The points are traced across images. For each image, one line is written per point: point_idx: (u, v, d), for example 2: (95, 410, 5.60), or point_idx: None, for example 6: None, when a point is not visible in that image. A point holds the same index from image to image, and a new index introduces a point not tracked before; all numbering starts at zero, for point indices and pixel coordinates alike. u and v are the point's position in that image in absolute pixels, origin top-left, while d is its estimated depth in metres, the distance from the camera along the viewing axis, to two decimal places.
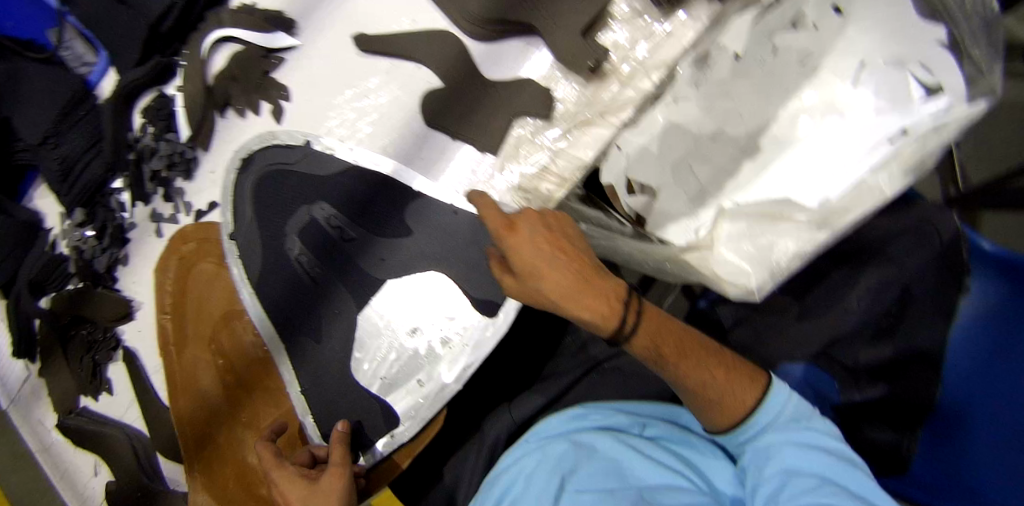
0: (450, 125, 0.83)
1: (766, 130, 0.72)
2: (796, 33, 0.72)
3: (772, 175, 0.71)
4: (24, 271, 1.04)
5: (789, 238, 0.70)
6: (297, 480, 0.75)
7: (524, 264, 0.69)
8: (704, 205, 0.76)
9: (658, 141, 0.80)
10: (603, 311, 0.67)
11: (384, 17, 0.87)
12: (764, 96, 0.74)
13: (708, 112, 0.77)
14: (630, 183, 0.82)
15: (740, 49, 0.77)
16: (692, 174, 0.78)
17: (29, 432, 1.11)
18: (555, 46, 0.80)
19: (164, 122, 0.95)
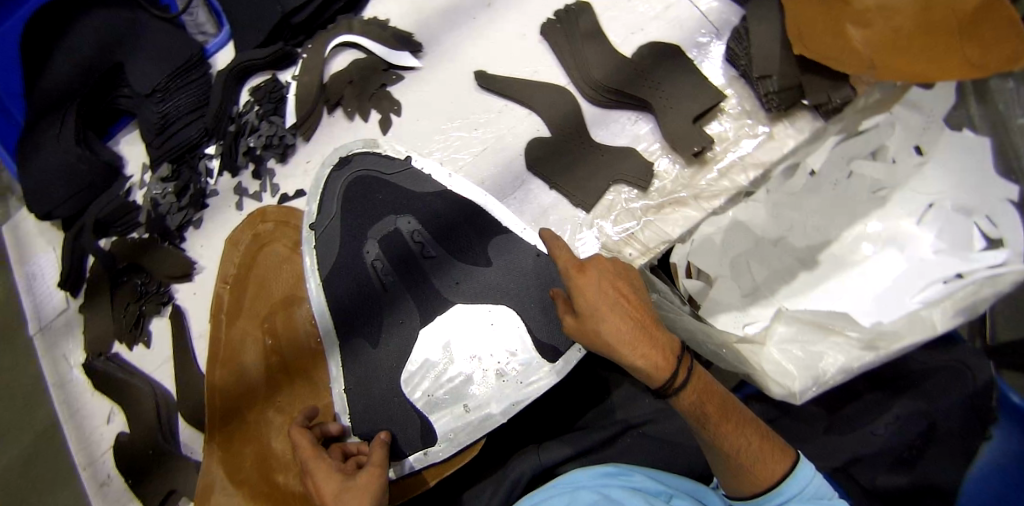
0: (551, 175, 0.87)
1: (826, 248, 0.90)
2: (875, 164, 0.86)
3: (822, 288, 0.88)
4: (97, 208, 1.06)
5: (836, 351, 0.77)
6: (331, 471, 0.74)
7: (586, 302, 0.68)
8: (757, 303, 0.88)
9: (724, 233, 0.86)
10: (658, 361, 0.65)
11: (508, 63, 0.93)
12: (835, 216, 0.90)
13: (775, 219, 0.88)
14: (689, 267, 0.86)
15: (818, 167, 0.85)
16: (749, 271, 0.88)
17: (50, 365, 1.10)
18: (666, 127, 0.86)
19: (272, 106, 1.00)
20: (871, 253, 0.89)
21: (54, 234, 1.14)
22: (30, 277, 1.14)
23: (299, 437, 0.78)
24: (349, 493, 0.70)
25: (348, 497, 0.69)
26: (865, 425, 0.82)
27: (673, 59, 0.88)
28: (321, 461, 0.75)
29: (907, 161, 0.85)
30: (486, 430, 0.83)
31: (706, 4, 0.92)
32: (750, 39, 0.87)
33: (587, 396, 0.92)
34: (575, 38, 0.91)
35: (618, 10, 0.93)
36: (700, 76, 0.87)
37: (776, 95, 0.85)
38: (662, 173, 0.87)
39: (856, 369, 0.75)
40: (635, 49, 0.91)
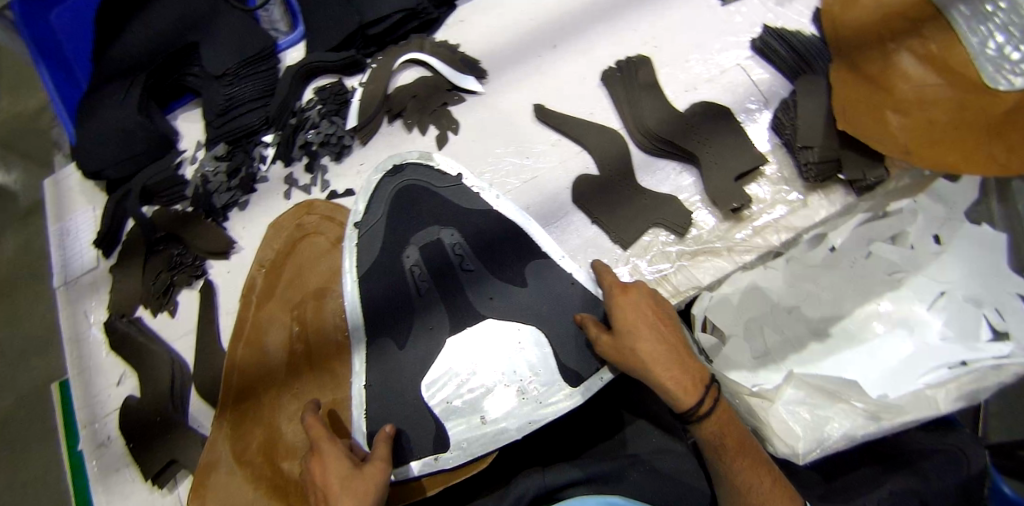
0: (595, 210, 0.92)
1: (838, 322, 0.92)
2: (895, 248, 0.91)
3: (833, 360, 0.90)
4: (146, 175, 1.09)
5: (842, 417, 0.80)
6: (341, 458, 0.74)
7: (626, 322, 0.76)
8: (766, 367, 0.89)
9: (741, 295, 0.89)
10: (686, 384, 0.71)
11: (567, 102, 0.99)
12: (854, 291, 0.93)
13: (792, 289, 0.90)
14: (704, 321, 0.87)
15: (839, 243, 0.89)
16: (762, 334, 0.90)
17: (68, 319, 1.11)
18: (709, 182, 0.91)
19: (335, 106, 1.04)
20: (883, 331, 0.91)
21: (95, 193, 1.17)
22: (61, 230, 1.16)
23: (314, 421, 0.79)
24: (355, 483, 0.71)
25: (353, 487, 0.71)
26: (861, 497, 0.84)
27: (721, 120, 0.94)
28: (331, 448, 0.76)
29: (926, 249, 0.91)
30: (498, 444, 0.85)
31: (757, 75, 0.99)
32: (798, 111, 0.93)
33: (598, 428, 0.93)
34: (634, 88, 0.97)
35: (675, 68, 0.99)
36: (745, 140, 0.93)
37: (815, 165, 0.90)
38: (699, 222, 0.92)
39: (861, 436, 0.78)
40: (689, 105, 0.97)
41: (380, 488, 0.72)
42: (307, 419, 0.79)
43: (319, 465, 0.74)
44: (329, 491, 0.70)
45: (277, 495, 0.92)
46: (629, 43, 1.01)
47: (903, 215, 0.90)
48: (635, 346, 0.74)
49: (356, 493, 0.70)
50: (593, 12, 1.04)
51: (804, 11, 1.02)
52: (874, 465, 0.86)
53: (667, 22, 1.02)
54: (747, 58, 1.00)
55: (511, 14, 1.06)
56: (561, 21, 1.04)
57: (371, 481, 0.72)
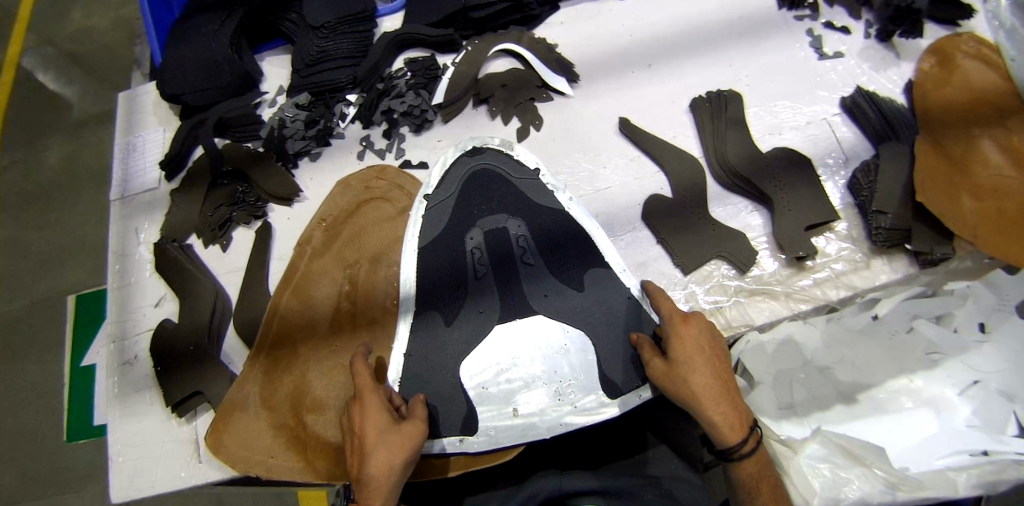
0: (663, 231, 0.94)
1: (867, 390, 0.88)
2: (937, 328, 0.89)
3: (859, 426, 0.86)
4: (223, 108, 1.10)
5: (861, 481, 0.80)
6: (380, 410, 0.76)
7: (684, 351, 0.75)
8: (789, 421, 0.86)
9: (776, 345, 0.88)
10: (733, 423, 0.72)
11: (652, 122, 1.01)
12: (890, 361, 0.89)
13: (829, 348, 0.89)
14: (737, 364, 0.89)
15: (881, 313, 0.89)
16: (790, 387, 0.88)
17: (118, 232, 1.12)
18: (779, 226, 0.92)
19: (424, 80, 1.06)
20: (911, 407, 0.87)
21: (169, 117, 1.18)
22: (129, 146, 1.17)
23: (360, 370, 0.80)
24: (392, 436, 0.73)
25: (390, 440, 0.72)
26: None
27: (801, 169, 0.95)
28: (374, 400, 0.77)
29: (970, 335, 0.89)
30: (527, 439, 0.85)
31: (842, 132, 1.01)
32: (878, 176, 0.94)
33: (621, 446, 0.93)
34: (720, 121, 0.99)
35: (764, 110, 1.02)
36: (822, 192, 0.94)
37: (885, 231, 0.91)
38: (762, 263, 0.93)
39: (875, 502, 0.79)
40: (772, 147, 0.99)
41: (416, 447, 0.73)
42: (354, 366, 0.80)
43: (359, 414, 0.76)
44: (365, 441, 0.72)
45: (297, 446, 0.91)
46: (722, 77, 1.04)
47: (952, 295, 0.90)
48: (691, 377, 0.73)
49: (392, 447, 0.72)
50: (691, 41, 1.07)
51: (897, 80, 1.04)
52: None
53: (761, 65, 1.05)
54: (834, 114, 1.02)
55: (611, 28, 1.09)
56: (659, 43, 1.07)
57: (410, 439, 0.73)
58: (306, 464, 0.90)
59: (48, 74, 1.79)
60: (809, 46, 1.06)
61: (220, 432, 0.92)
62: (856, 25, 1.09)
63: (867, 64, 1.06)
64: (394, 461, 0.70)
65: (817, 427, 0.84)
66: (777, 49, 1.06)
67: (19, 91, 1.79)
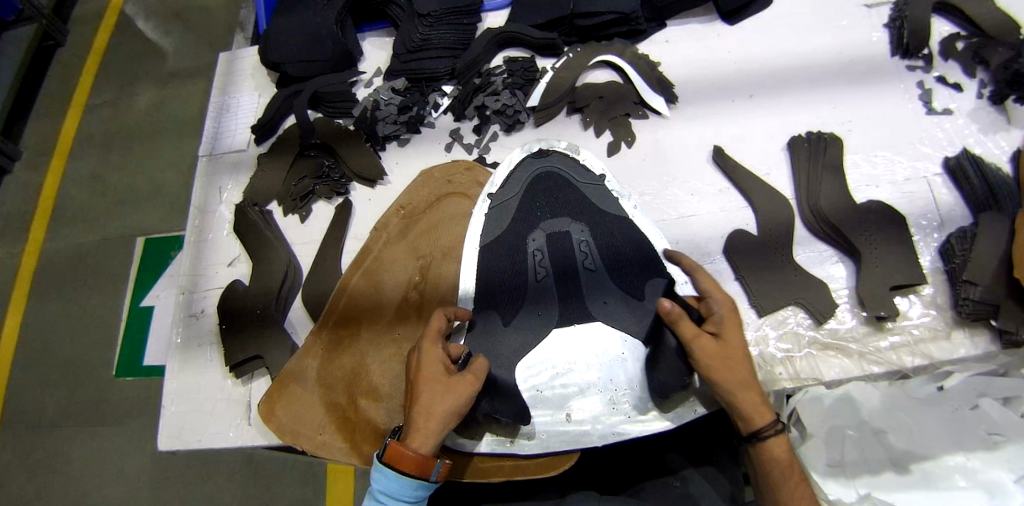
0: (743, 268, 0.93)
1: (919, 460, 0.79)
2: (1003, 409, 0.80)
3: (913, 500, 0.76)
4: (320, 83, 1.13)
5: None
6: (438, 359, 0.76)
7: (729, 341, 0.70)
8: (835, 481, 0.80)
9: (834, 400, 0.85)
10: (763, 410, 0.69)
11: (745, 155, 1.01)
12: (946, 433, 0.81)
13: (886, 411, 0.84)
14: (791, 411, 0.87)
15: (947, 385, 0.84)
16: (841, 444, 0.82)
17: (203, 188, 1.16)
18: (863, 281, 0.90)
19: (522, 81, 1.07)
20: (965, 488, 0.76)
21: (266, 82, 1.22)
22: (225, 107, 1.22)
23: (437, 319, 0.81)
24: (439, 385, 0.72)
25: (435, 388, 0.72)
26: None
27: (895, 227, 0.93)
28: (432, 352, 0.76)
29: None
30: (580, 447, 0.84)
31: (941, 194, 0.98)
32: (974, 244, 0.90)
33: (649, 467, 0.92)
34: (817, 164, 0.98)
35: (863, 159, 1.00)
36: (913, 253, 0.91)
37: (973, 303, 0.89)
38: (840, 317, 0.91)
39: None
40: (867, 200, 0.97)
41: (461, 401, 0.72)
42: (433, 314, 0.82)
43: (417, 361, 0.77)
44: (418, 387, 0.73)
45: (345, 427, 0.93)
46: (823, 118, 1.03)
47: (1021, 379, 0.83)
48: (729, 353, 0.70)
49: (435, 394, 0.72)
50: (796, 77, 1.06)
51: (1005, 146, 1.00)
52: None
53: (866, 111, 1.03)
54: (935, 173, 1.00)
55: (716, 53, 1.09)
56: (762, 76, 1.06)
57: (452, 401, 0.71)
58: (350, 446, 0.92)
59: (151, 22, 1.90)
60: (918, 99, 1.04)
61: (274, 401, 0.95)
62: (970, 83, 1.05)
63: (976, 126, 1.02)
64: (433, 408, 0.71)
65: (864, 494, 0.77)
66: (883, 98, 1.04)
67: (124, 35, 1.90)
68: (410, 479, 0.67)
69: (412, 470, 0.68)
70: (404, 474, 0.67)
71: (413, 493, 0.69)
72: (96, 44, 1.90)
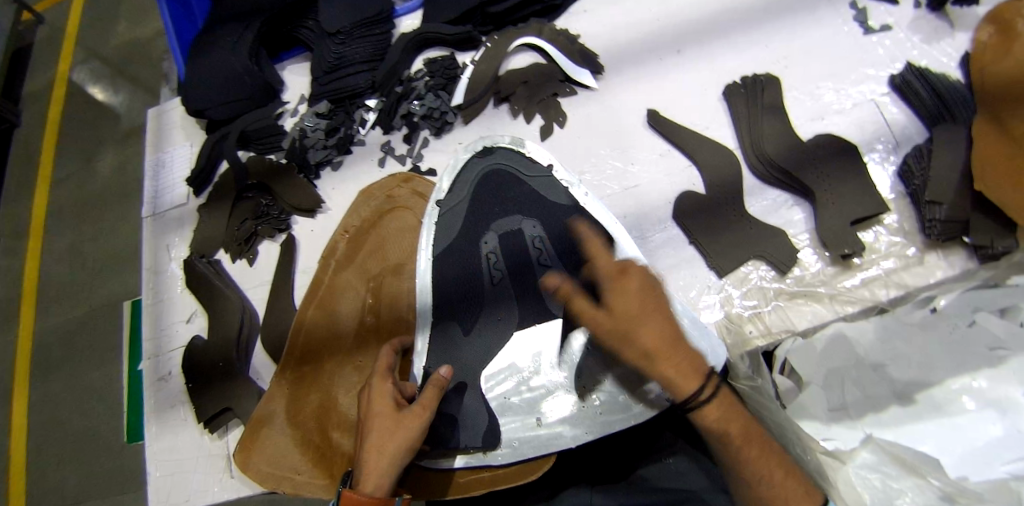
0: (696, 231, 0.89)
1: (925, 388, 0.80)
2: (1000, 320, 0.80)
3: (917, 429, 0.79)
4: (244, 121, 1.11)
5: (913, 493, 0.72)
6: (386, 395, 0.73)
7: (622, 309, 0.60)
8: (840, 423, 0.80)
9: (826, 343, 0.83)
10: (687, 374, 0.60)
11: (681, 112, 0.97)
12: (946, 355, 0.81)
13: (883, 344, 0.81)
14: (784, 362, 0.85)
15: (942, 304, 0.82)
16: (841, 387, 0.81)
17: (151, 248, 1.15)
18: (822, 221, 0.86)
19: (443, 81, 1.04)
20: (972, 409, 0.78)
21: (195, 130, 1.20)
22: (159, 163, 1.20)
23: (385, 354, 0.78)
24: (385, 423, 0.70)
25: (382, 427, 0.70)
26: None
27: (847, 157, 0.89)
28: (382, 389, 0.74)
29: None
30: (553, 450, 0.81)
31: (891, 114, 0.93)
32: (930, 161, 0.86)
33: (646, 446, 0.88)
34: (757, 107, 0.94)
35: (804, 94, 0.96)
36: (870, 181, 0.87)
37: (940, 223, 0.84)
38: (805, 263, 0.88)
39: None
40: (813, 135, 0.93)
41: (410, 435, 0.69)
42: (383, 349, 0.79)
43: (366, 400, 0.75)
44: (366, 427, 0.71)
45: (321, 463, 0.91)
46: (757, 59, 0.99)
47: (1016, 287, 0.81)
48: (625, 325, 0.60)
49: (382, 433, 0.70)
50: (723, 22, 1.01)
51: (951, 52, 0.95)
52: None
53: (801, 43, 0.99)
54: (882, 94, 0.95)
55: (637, 13, 1.05)
56: (687, 27, 1.02)
57: (403, 437, 0.69)
58: (329, 483, 0.89)
59: (95, 89, 1.89)
60: (853, 20, 0.99)
61: (249, 449, 0.93)
62: None
63: (918, 36, 0.97)
64: (380, 449, 0.69)
65: (868, 436, 0.77)
66: (817, 25, 0.99)
67: (68, 108, 1.89)
68: None
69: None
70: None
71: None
72: (47, 121, 1.90)
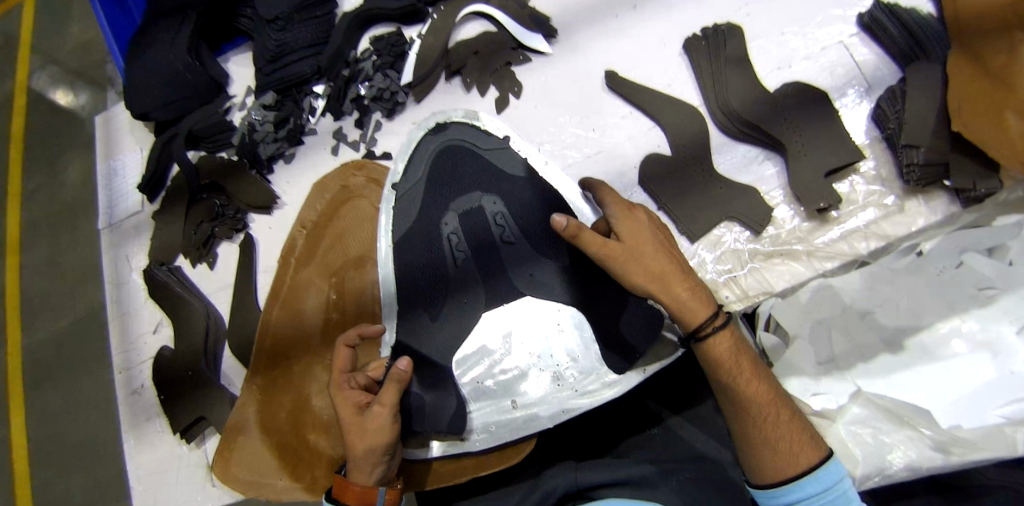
0: (663, 195, 0.85)
1: (915, 334, 0.78)
2: (987, 260, 0.77)
3: (909, 377, 0.76)
4: (190, 120, 1.06)
5: (906, 446, 0.69)
6: (348, 399, 0.69)
7: (633, 236, 0.65)
8: (830, 376, 0.78)
9: (810, 295, 0.81)
10: (697, 300, 0.64)
11: (641, 71, 0.92)
12: (932, 298, 0.78)
13: (869, 291, 0.80)
14: (769, 319, 0.82)
15: (927, 247, 0.80)
16: (829, 338, 0.80)
17: (111, 261, 1.11)
18: (793, 174, 0.83)
19: (391, 58, 0.99)
20: (964, 352, 0.76)
21: (144, 134, 1.15)
22: (110, 171, 1.15)
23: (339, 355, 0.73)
24: (352, 426, 0.66)
25: (350, 432, 0.66)
26: None
27: (816, 104, 0.84)
28: (341, 392, 0.70)
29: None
30: (532, 432, 0.79)
31: (862, 55, 0.88)
32: (907, 103, 0.81)
33: (632, 421, 0.84)
34: (720, 58, 0.89)
35: (769, 40, 0.91)
36: (842, 129, 0.83)
37: (919, 167, 0.79)
38: (780, 220, 0.84)
39: (925, 469, 0.67)
40: (780, 84, 0.88)
41: (377, 436, 0.64)
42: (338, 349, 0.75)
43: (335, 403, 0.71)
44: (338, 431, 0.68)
45: (301, 465, 0.89)
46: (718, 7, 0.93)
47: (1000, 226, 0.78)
48: (636, 251, 0.64)
49: (352, 436, 0.66)
50: None
51: None
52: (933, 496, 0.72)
53: None
54: (852, 34, 0.89)
55: None
56: None
57: (373, 434, 0.64)
58: (311, 483, 0.87)
59: None
60: None
61: (228, 458, 0.90)
62: None
63: None
64: (353, 452, 0.65)
65: (857, 390, 0.75)
66: None
67: None
68: None
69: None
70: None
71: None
72: None
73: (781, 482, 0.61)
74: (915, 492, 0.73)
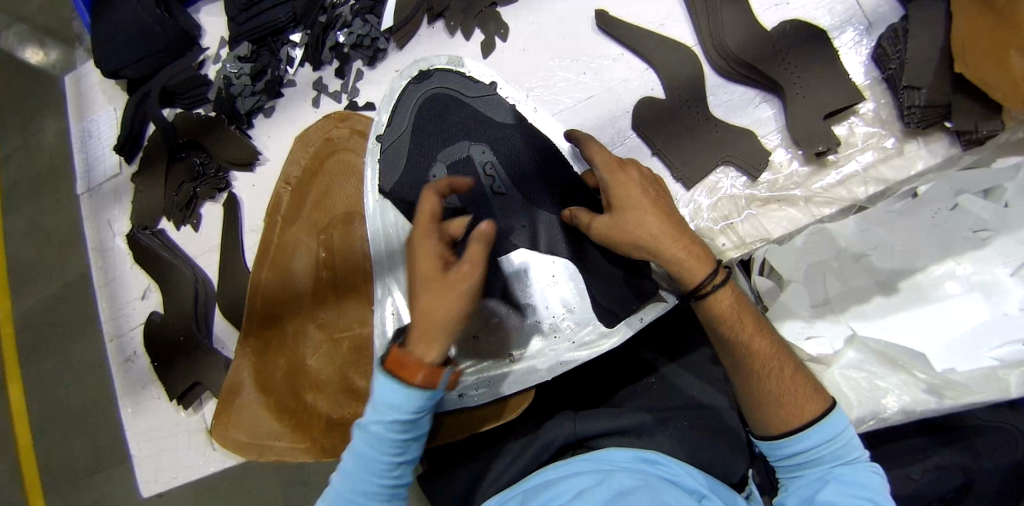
0: (657, 140, 0.84)
1: (908, 276, 0.80)
2: (985, 202, 0.75)
3: (899, 317, 0.79)
4: (164, 76, 1.02)
5: (900, 390, 0.70)
6: (432, 253, 0.56)
7: (624, 197, 0.62)
8: (825, 318, 0.80)
9: (805, 238, 0.80)
10: (697, 256, 0.61)
11: (633, 11, 0.88)
12: (927, 242, 0.79)
13: (863, 233, 0.79)
14: (763, 263, 0.81)
15: (922, 188, 0.76)
16: (823, 281, 0.81)
17: (93, 227, 1.07)
18: (790, 115, 0.81)
19: (370, 3, 0.96)
20: (958, 292, 0.78)
21: (117, 93, 1.10)
22: (85, 134, 1.11)
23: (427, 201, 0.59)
24: (433, 283, 0.53)
25: (430, 288, 0.53)
26: (902, 466, 0.72)
27: (813, 43, 0.81)
28: (426, 242, 0.56)
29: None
30: (529, 384, 0.79)
31: None
32: (907, 39, 0.79)
33: (627, 371, 0.85)
34: None
35: None
36: (840, 68, 0.81)
37: (920, 109, 0.78)
38: (778, 165, 0.84)
39: (920, 413, 0.68)
40: (777, 23, 0.85)
41: (462, 294, 0.52)
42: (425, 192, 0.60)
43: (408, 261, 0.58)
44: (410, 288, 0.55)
45: (299, 427, 0.87)
46: None
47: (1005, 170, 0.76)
48: (625, 212, 0.62)
49: (433, 294, 0.53)
50: None
51: None
52: (925, 436, 0.73)
53: None
54: None
55: None
56: None
57: (455, 296, 0.52)
58: (309, 446, 0.85)
59: None
60: None
61: (225, 422, 0.89)
62: None
63: None
64: (433, 310, 0.52)
65: (850, 335, 0.76)
66: None
67: None
68: (415, 391, 0.51)
69: (419, 379, 0.51)
70: (412, 388, 0.51)
71: (420, 407, 0.53)
72: None
73: (784, 434, 0.61)
74: (908, 432, 0.75)
